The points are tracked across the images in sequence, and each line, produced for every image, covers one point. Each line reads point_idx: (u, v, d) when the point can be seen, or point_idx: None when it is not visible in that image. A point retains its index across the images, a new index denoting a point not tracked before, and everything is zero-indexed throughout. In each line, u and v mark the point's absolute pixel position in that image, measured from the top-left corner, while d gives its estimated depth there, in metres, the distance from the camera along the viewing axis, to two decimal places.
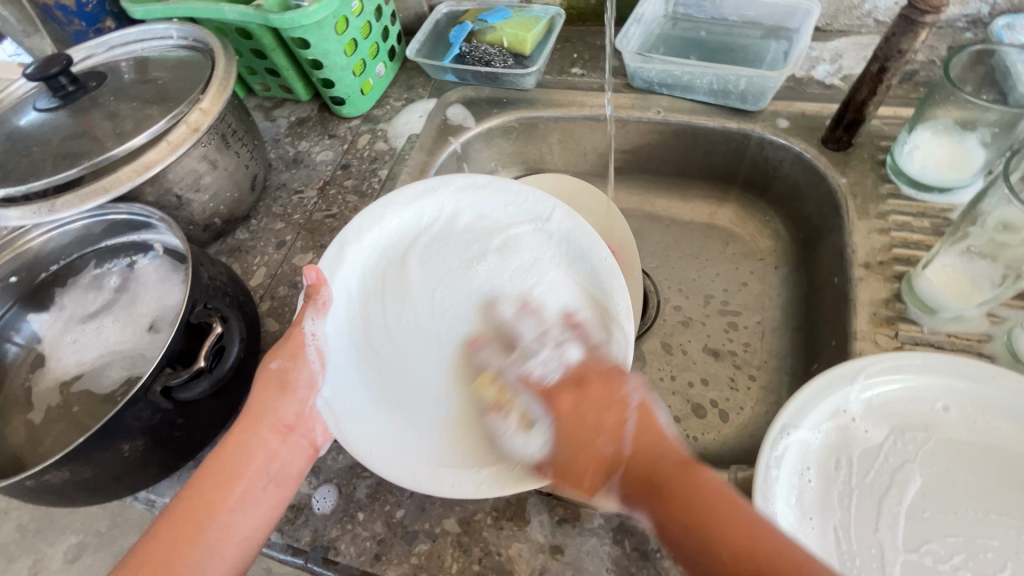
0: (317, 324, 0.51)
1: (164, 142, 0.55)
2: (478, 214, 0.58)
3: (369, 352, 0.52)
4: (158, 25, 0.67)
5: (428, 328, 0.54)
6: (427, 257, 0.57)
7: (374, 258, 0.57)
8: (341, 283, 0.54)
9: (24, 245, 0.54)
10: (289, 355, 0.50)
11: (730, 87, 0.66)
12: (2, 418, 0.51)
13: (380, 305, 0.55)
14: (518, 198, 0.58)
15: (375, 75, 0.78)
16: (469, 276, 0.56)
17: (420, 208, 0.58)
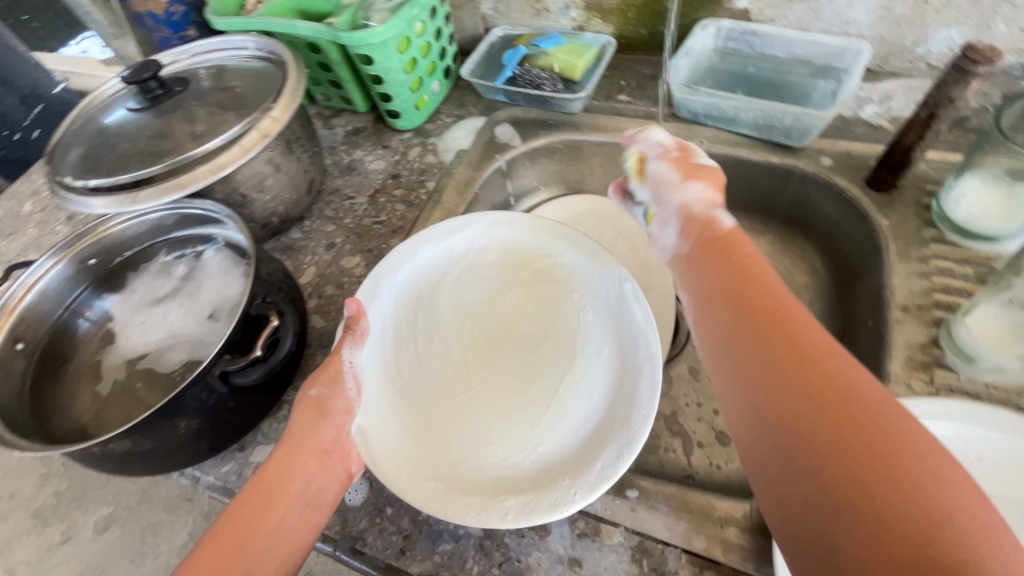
0: (355, 353, 0.54)
1: (237, 146, 0.59)
2: (504, 247, 0.64)
3: (400, 377, 0.56)
4: (237, 37, 0.73)
5: (455, 353, 0.59)
6: (455, 288, 0.63)
7: (406, 289, 0.62)
8: (376, 312, 0.59)
9: (106, 231, 0.59)
10: (328, 382, 0.51)
11: (775, 122, 0.67)
12: (73, 387, 0.55)
13: (411, 331, 0.59)
14: (542, 232, 0.63)
15: (430, 92, 0.82)
16: (495, 307, 0.62)
17: (451, 243, 0.64)
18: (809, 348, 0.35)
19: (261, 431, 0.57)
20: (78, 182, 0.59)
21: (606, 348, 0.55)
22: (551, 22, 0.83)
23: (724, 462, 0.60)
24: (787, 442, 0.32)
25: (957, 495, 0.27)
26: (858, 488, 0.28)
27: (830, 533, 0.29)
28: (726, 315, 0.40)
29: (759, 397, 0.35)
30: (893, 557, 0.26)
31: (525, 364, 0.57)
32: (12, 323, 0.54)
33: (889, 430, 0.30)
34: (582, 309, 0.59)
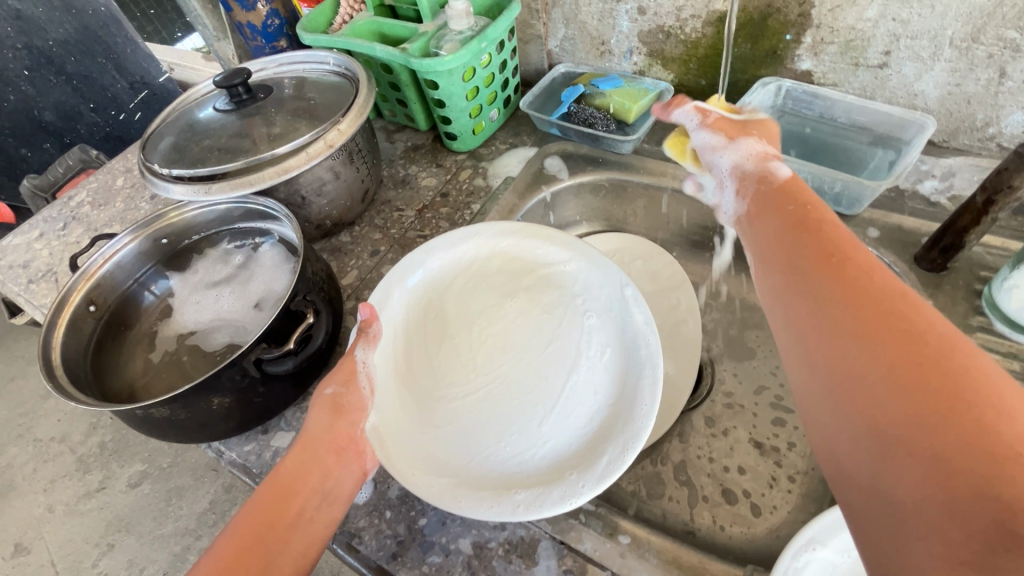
0: (367, 355, 0.57)
1: (304, 152, 0.64)
2: (508, 255, 0.67)
3: (408, 376, 0.59)
4: (320, 52, 0.79)
5: (472, 354, 0.61)
6: (464, 292, 0.66)
7: (417, 295, 0.65)
8: (388, 316, 0.62)
9: (178, 216, 0.66)
10: (342, 382, 0.55)
11: (825, 187, 0.67)
12: (129, 351, 0.61)
13: (423, 334, 0.62)
14: (549, 242, 0.66)
15: (488, 119, 0.86)
16: (504, 309, 0.64)
17: (458, 251, 0.67)
18: (880, 304, 0.38)
19: (284, 418, 0.61)
20: (162, 171, 0.66)
21: (607, 351, 0.58)
22: (613, 64, 0.86)
23: (729, 524, 0.58)
24: (855, 400, 0.36)
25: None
26: (925, 434, 0.32)
27: (895, 481, 0.32)
28: (794, 279, 0.43)
29: (825, 357, 0.38)
30: (957, 494, 0.30)
31: (545, 356, 0.60)
32: (88, 287, 0.60)
33: (962, 379, 0.33)
34: (584, 313, 0.61)
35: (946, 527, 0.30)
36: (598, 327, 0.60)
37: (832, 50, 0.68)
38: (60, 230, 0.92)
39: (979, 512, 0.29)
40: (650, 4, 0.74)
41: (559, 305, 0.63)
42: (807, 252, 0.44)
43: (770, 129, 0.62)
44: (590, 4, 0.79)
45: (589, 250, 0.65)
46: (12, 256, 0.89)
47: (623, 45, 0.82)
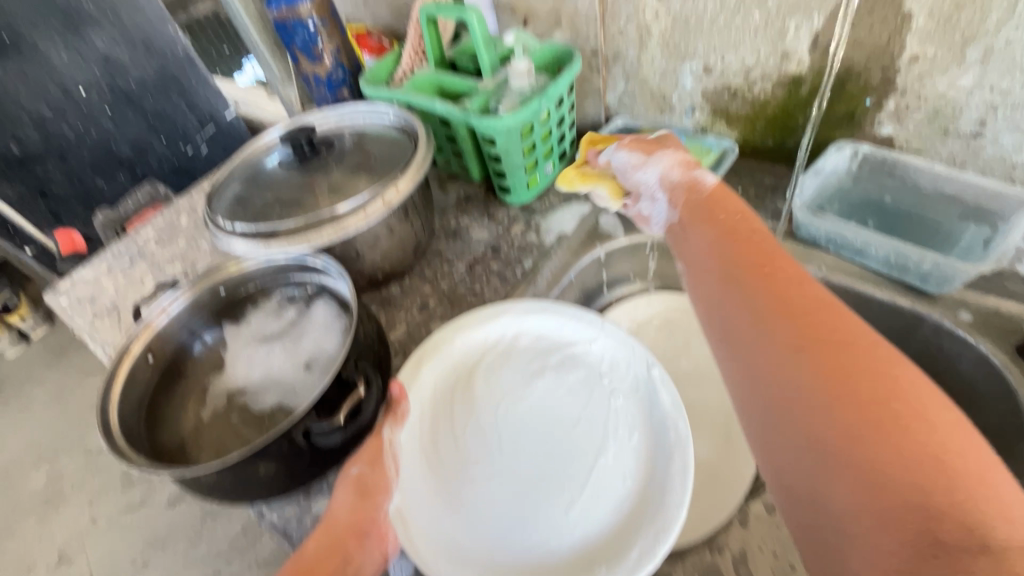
0: (394, 434, 0.56)
1: (361, 212, 0.65)
2: (537, 333, 0.65)
3: (434, 456, 0.58)
4: (382, 105, 0.80)
5: (494, 437, 0.59)
6: (491, 370, 0.63)
7: (444, 373, 0.63)
8: (416, 395, 0.61)
9: (236, 268, 0.67)
10: (368, 462, 0.53)
11: (909, 264, 0.61)
12: (180, 403, 0.61)
13: (448, 415, 0.61)
14: (576, 320, 0.64)
15: (543, 173, 0.85)
16: (530, 390, 0.62)
17: (485, 329, 0.65)
18: (812, 318, 0.44)
19: (327, 482, 0.60)
20: (223, 224, 0.68)
21: (635, 434, 0.57)
22: (674, 120, 0.83)
23: None
24: (803, 411, 0.40)
25: (943, 431, 0.36)
26: (863, 441, 0.37)
27: (836, 480, 0.38)
28: (738, 294, 0.48)
29: (772, 369, 0.43)
30: (885, 485, 0.36)
31: (573, 439, 0.58)
32: (148, 337, 0.62)
33: (889, 387, 0.38)
34: (611, 394, 0.60)
35: (878, 515, 0.35)
36: (627, 410, 0.59)
37: (918, 117, 0.63)
38: (127, 266, 0.96)
39: (902, 499, 0.35)
40: (717, 64, 0.72)
41: (587, 387, 0.61)
42: (749, 269, 0.50)
43: (681, 144, 0.69)
44: (652, 62, 0.77)
45: (614, 328, 0.63)
46: (81, 289, 0.93)
47: (685, 102, 0.80)
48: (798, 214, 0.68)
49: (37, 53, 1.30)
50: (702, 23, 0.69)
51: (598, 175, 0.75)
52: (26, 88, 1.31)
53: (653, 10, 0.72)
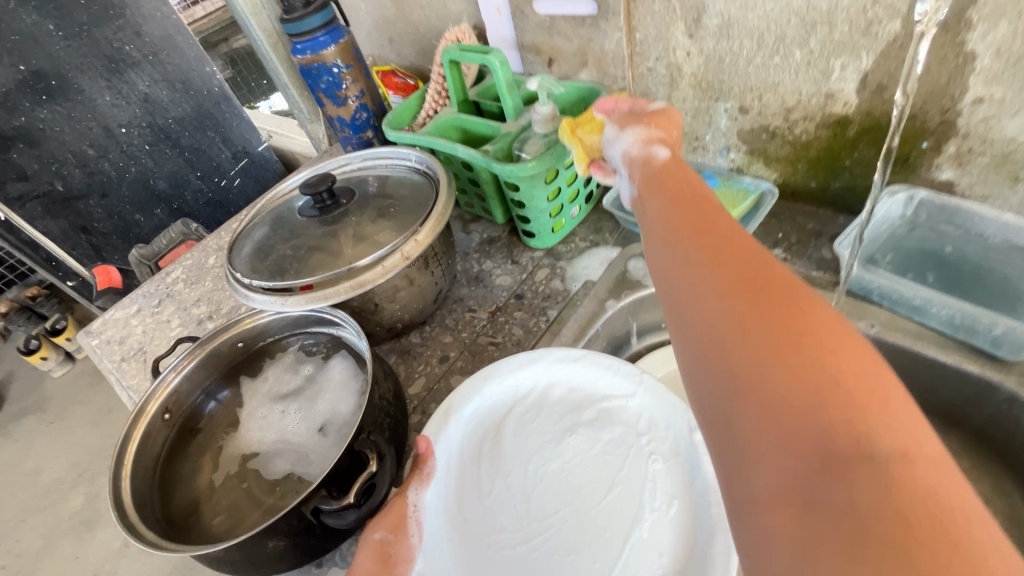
0: (420, 495, 0.50)
1: (380, 265, 0.63)
2: (572, 386, 0.59)
3: (459, 520, 0.51)
4: (403, 149, 0.79)
5: (521, 500, 0.53)
6: (520, 425, 0.58)
7: (472, 426, 0.57)
8: (443, 449, 0.55)
9: (252, 323, 0.66)
10: (392, 527, 0.47)
11: (976, 325, 0.55)
12: (194, 465, 0.59)
13: (475, 474, 0.54)
14: (612, 373, 0.59)
15: (569, 216, 0.81)
16: (562, 447, 0.55)
17: (516, 379, 0.60)
18: (731, 242, 0.36)
19: (340, 551, 0.57)
20: (243, 279, 0.67)
21: (674, 504, 0.50)
22: (707, 160, 0.79)
23: None
24: (707, 341, 0.33)
25: (858, 362, 0.28)
26: (762, 372, 0.30)
27: (739, 421, 0.30)
28: (661, 226, 0.41)
29: (684, 298, 0.35)
30: (792, 430, 0.28)
31: (605, 506, 0.51)
32: (166, 396, 0.61)
33: (800, 313, 0.31)
34: (648, 457, 0.53)
35: (782, 459, 0.28)
36: (666, 476, 0.52)
37: (983, 162, 0.58)
38: (155, 306, 0.97)
39: (807, 445, 0.27)
40: (754, 104, 0.68)
41: (623, 446, 0.55)
42: (677, 204, 0.42)
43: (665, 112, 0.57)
44: (684, 101, 0.74)
45: (653, 382, 0.57)
46: (111, 331, 0.95)
47: (719, 141, 0.75)
48: (854, 272, 0.62)
49: (81, 96, 1.34)
50: (738, 63, 0.65)
51: (586, 146, 0.64)
52: (71, 129, 1.35)
53: (684, 49, 0.68)
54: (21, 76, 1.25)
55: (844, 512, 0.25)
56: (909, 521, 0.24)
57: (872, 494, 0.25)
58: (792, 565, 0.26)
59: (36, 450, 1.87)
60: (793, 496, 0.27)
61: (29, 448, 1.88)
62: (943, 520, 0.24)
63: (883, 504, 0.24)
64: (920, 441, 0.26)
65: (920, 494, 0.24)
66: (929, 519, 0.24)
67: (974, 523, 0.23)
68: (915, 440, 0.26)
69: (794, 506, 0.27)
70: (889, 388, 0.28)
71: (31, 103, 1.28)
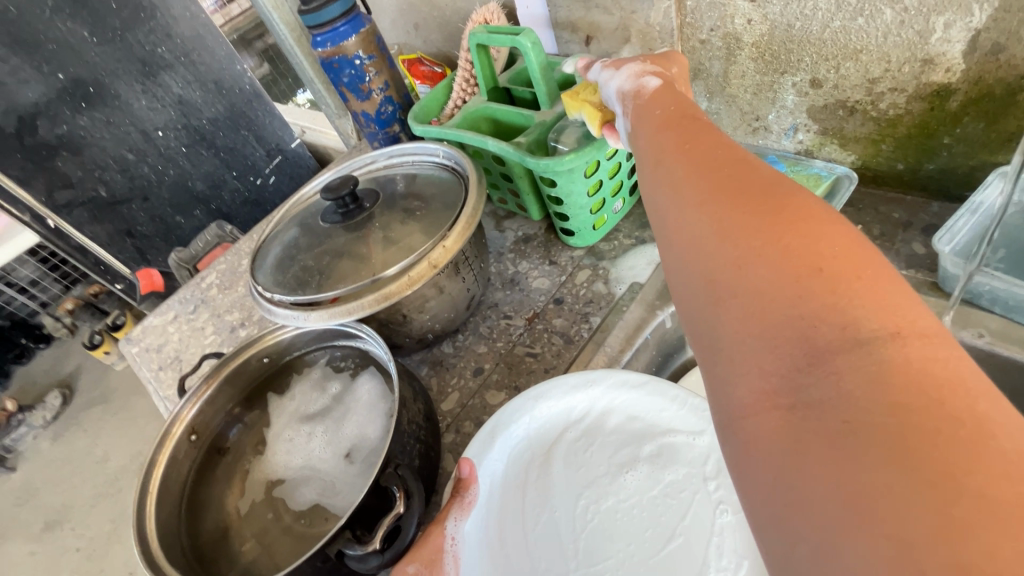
0: (459, 526, 0.46)
1: (405, 276, 0.58)
2: (630, 414, 0.54)
3: (501, 559, 0.46)
4: (431, 144, 0.74)
5: (568, 539, 0.48)
6: (571, 452, 0.52)
7: (519, 451, 0.52)
8: (487, 472, 0.50)
9: (273, 339, 0.63)
10: (427, 562, 0.43)
11: None
12: (222, 490, 0.57)
13: (520, 506, 0.49)
14: (678, 405, 0.53)
15: (611, 211, 0.74)
16: (619, 485, 0.50)
17: (570, 402, 0.54)
18: (717, 154, 0.34)
19: None
20: (264, 292, 0.64)
21: (744, 565, 0.45)
22: (769, 142, 0.69)
23: None
24: (690, 253, 0.31)
25: (846, 247, 0.26)
26: (743, 273, 0.28)
27: (721, 326, 0.28)
28: (651, 150, 0.39)
29: (668, 214, 0.34)
30: (772, 325, 0.26)
31: (664, 557, 0.46)
32: (192, 417, 0.59)
33: (781, 207, 0.29)
34: (715, 507, 0.48)
35: (762, 360, 0.25)
36: (735, 532, 0.47)
37: None
38: (191, 313, 0.96)
39: (788, 339, 0.25)
40: (829, 76, 0.58)
41: (686, 490, 0.49)
42: (665, 127, 0.40)
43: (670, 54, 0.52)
44: (743, 76, 0.64)
45: None
46: (150, 338, 0.95)
47: (784, 121, 0.66)
48: (970, 277, 0.52)
49: (118, 102, 1.34)
50: (811, 29, 0.56)
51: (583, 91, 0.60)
52: (111, 135, 1.36)
53: (745, 16, 0.59)
54: (61, 85, 1.27)
55: (832, 406, 0.22)
56: (905, 404, 0.21)
57: (860, 382, 0.22)
58: (778, 471, 0.23)
59: (104, 441, 1.97)
60: (779, 398, 0.24)
61: (97, 438, 1.98)
62: (945, 399, 0.21)
63: (874, 389, 0.22)
64: (917, 320, 0.23)
65: (915, 372, 0.21)
66: (921, 397, 0.21)
67: (981, 400, 0.21)
68: (910, 318, 0.23)
69: (778, 409, 0.24)
70: (882, 270, 0.25)
71: (71, 111, 1.30)
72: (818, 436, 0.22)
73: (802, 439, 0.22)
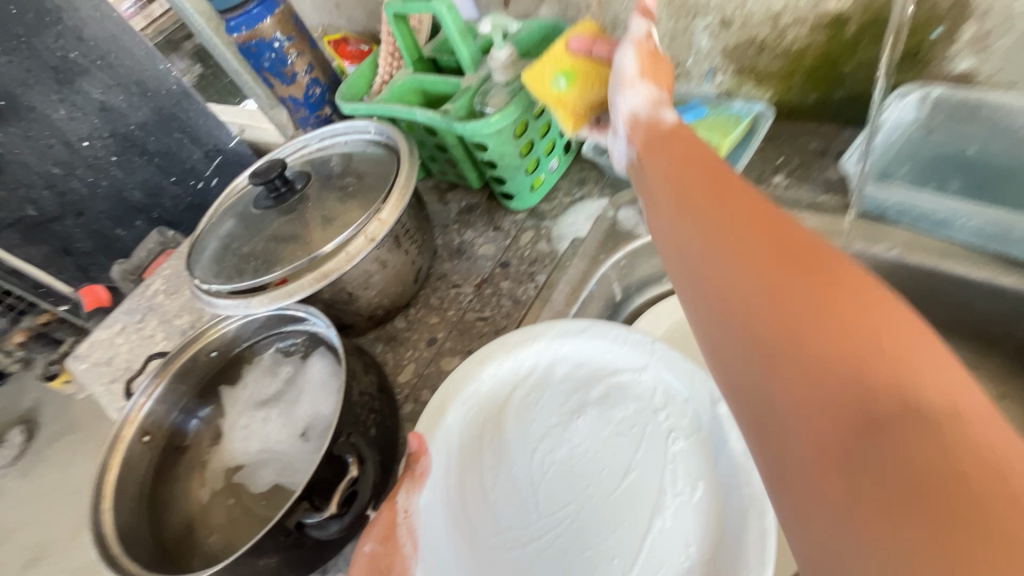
0: (411, 499, 0.47)
1: (343, 253, 0.58)
2: (576, 362, 0.56)
3: (464, 518, 0.49)
4: (360, 121, 0.73)
5: (529, 495, 0.51)
6: (523, 408, 0.55)
7: (471, 414, 0.54)
8: (442, 437, 0.52)
9: (217, 331, 0.62)
10: (382, 537, 0.45)
11: (1010, 233, 0.49)
12: (183, 485, 0.57)
13: (478, 466, 0.52)
14: (620, 344, 0.55)
15: (547, 170, 0.75)
16: (571, 431, 0.53)
17: (517, 359, 0.56)
18: (747, 208, 0.35)
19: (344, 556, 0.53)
20: (202, 286, 0.62)
21: (698, 487, 0.49)
22: (691, 88, 0.71)
23: None
24: (730, 314, 0.32)
25: (889, 318, 0.27)
26: (794, 338, 0.29)
27: (772, 388, 0.29)
28: (670, 198, 0.41)
29: (702, 271, 0.35)
30: (823, 392, 0.27)
31: (622, 493, 0.50)
32: (141, 418, 0.57)
33: (820, 272, 0.30)
34: (667, 436, 0.51)
35: (818, 425, 0.26)
36: (687, 461, 0.50)
37: (1006, 43, 0.50)
38: (138, 323, 0.93)
39: (842, 405, 0.26)
40: (736, 14, 0.60)
41: (634, 426, 0.53)
42: (686, 172, 0.41)
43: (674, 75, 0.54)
44: (658, 23, 0.66)
45: (669, 355, 0.54)
46: (98, 352, 0.92)
47: (702, 65, 0.67)
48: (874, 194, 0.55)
49: (34, 114, 1.28)
50: None
51: (569, 95, 0.61)
52: (31, 150, 1.31)
53: None
54: None
55: (888, 472, 0.23)
56: (962, 475, 0.22)
57: (917, 452, 0.23)
58: (840, 532, 0.24)
59: (74, 472, 1.89)
60: (833, 461, 0.25)
61: (65, 469, 1.91)
62: (991, 466, 0.22)
63: (929, 459, 0.23)
64: (967, 394, 0.24)
65: (973, 445, 0.22)
66: (978, 470, 0.22)
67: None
68: (963, 392, 0.24)
69: (833, 472, 0.25)
70: (924, 338, 0.26)
71: None
72: (881, 502, 0.23)
73: (863, 504, 0.24)
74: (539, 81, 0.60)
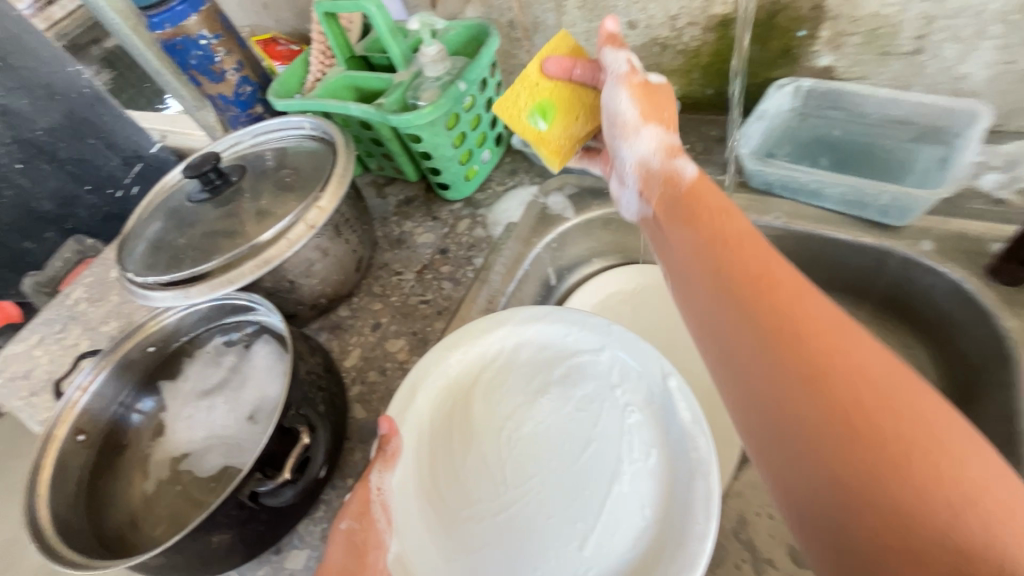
0: (384, 477, 0.51)
1: (284, 240, 0.59)
2: (539, 344, 0.61)
3: (434, 492, 0.54)
4: (295, 117, 0.74)
5: (497, 471, 0.54)
6: (490, 389, 0.59)
7: (440, 395, 0.59)
8: (414, 418, 0.57)
9: (156, 325, 0.61)
10: (358, 514, 0.48)
11: (867, 199, 0.60)
12: (125, 480, 0.56)
13: (448, 443, 0.56)
14: (581, 327, 0.60)
15: (480, 161, 0.79)
16: (535, 408, 0.57)
17: (483, 344, 0.61)
18: (800, 317, 0.36)
19: (297, 533, 0.56)
20: (135, 280, 0.62)
21: (652, 454, 0.52)
22: None
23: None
24: (785, 428, 0.34)
25: (956, 454, 0.29)
26: (857, 465, 0.30)
27: (828, 505, 0.31)
28: (709, 289, 0.42)
29: (754, 376, 0.36)
30: (887, 521, 0.29)
31: (583, 463, 0.53)
32: (74, 416, 0.56)
33: (885, 398, 0.31)
34: (624, 409, 0.55)
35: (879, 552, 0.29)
36: (643, 433, 0.53)
37: (855, 42, 0.60)
38: (59, 333, 0.89)
39: (902, 534, 0.28)
40: (640, 17, 0.67)
41: (595, 403, 0.56)
42: (722, 260, 0.42)
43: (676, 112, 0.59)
44: (573, 24, 0.72)
45: (620, 334, 0.59)
46: (13, 366, 0.87)
47: None
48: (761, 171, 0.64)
49: None
50: None
51: (548, 133, 0.62)
52: None
53: None
54: None
55: None
56: None
57: None
58: None
59: None
60: None
61: None
62: None
63: None
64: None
65: None
66: None
67: None
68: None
69: None
70: (989, 477, 0.28)
71: None
72: None
73: None
74: (516, 119, 0.62)
